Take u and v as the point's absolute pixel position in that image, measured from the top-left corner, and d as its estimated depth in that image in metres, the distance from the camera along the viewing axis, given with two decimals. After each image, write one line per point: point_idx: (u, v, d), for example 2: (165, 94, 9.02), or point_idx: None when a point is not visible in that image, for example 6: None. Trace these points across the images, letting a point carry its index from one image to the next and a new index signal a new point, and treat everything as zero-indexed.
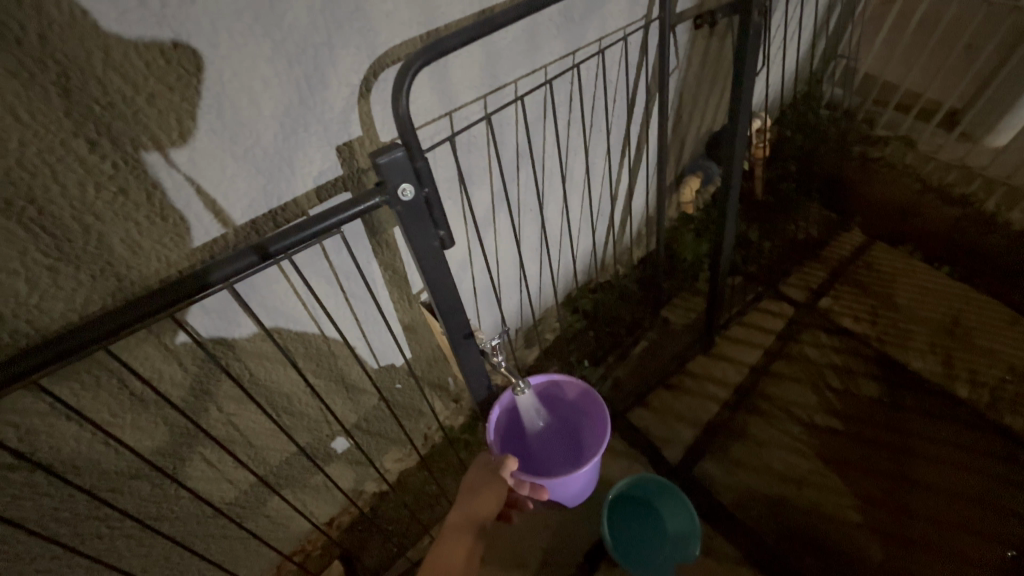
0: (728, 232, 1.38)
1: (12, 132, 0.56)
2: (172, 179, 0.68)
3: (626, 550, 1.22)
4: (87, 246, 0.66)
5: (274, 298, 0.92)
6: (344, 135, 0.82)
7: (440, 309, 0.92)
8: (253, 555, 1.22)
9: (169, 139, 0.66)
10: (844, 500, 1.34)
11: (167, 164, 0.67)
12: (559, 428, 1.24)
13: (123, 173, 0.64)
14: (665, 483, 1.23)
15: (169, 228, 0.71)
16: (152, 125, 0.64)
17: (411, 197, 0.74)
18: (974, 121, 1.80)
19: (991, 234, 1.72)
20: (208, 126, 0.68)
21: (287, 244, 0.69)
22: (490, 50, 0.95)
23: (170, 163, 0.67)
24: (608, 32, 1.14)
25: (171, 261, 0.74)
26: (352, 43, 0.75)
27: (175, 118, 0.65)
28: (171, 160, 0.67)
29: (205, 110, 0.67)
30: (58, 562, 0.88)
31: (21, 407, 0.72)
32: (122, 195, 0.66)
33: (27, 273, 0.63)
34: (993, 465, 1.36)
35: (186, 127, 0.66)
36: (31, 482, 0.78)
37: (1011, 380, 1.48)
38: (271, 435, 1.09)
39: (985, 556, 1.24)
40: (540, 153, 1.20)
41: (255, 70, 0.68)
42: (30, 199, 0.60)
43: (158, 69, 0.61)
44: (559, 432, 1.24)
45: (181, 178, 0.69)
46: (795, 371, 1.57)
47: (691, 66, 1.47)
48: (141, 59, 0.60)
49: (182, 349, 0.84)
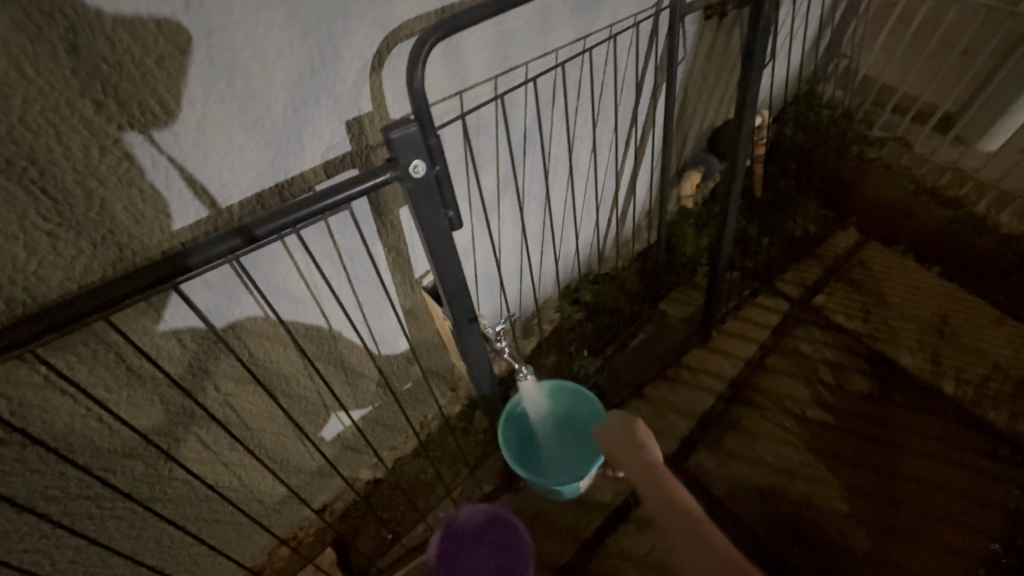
0: (729, 224, 1.38)
1: (17, 88, 0.54)
2: (192, 144, 0.67)
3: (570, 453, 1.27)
4: (89, 213, 0.64)
5: (277, 276, 0.90)
6: (354, 110, 0.80)
7: (446, 290, 0.91)
8: (246, 539, 1.21)
9: (196, 104, 0.65)
10: (833, 491, 1.36)
11: (192, 130, 0.66)
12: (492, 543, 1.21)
13: (150, 135, 0.64)
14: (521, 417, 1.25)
15: (187, 198, 0.70)
16: (185, 88, 0.63)
17: (423, 174, 0.73)
18: (967, 125, 1.82)
19: (982, 237, 1.78)
20: (230, 94, 0.67)
21: (272, 228, 0.66)
22: (504, 31, 0.94)
23: (197, 129, 0.67)
24: (618, 19, 1.13)
25: (175, 232, 0.72)
26: (366, 15, 0.74)
27: (204, 84, 0.64)
28: (191, 127, 0.66)
29: (228, 77, 0.66)
30: (46, 542, 0.86)
31: (15, 378, 0.69)
32: (143, 160, 0.64)
33: (26, 239, 0.61)
34: (978, 459, 1.38)
35: (212, 93, 0.66)
36: (22, 457, 0.75)
37: (996, 377, 1.51)
38: (269, 417, 1.07)
39: (968, 547, 1.26)
40: (547, 137, 1.19)
41: (269, 38, 0.67)
42: (31, 160, 0.58)
43: (190, 29, 0.61)
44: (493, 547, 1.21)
45: (200, 145, 0.68)
46: (789, 365, 1.59)
47: (698, 59, 1.47)
48: (178, 19, 0.59)
49: (181, 327, 0.82)
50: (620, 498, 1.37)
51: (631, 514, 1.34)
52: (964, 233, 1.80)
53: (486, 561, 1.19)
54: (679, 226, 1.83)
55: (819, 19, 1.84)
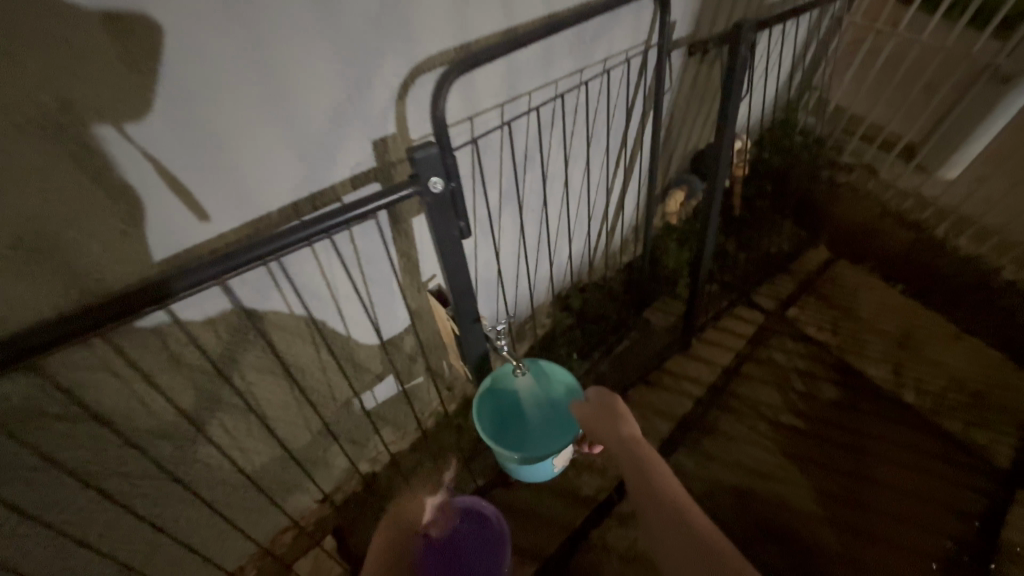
0: (708, 241, 1.51)
1: (114, 111, 0.66)
2: (167, 141, 0.71)
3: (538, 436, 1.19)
4: (156, 215, 0.75)
5: (304, 275, 1.00)
6: (380, 131, 0.92)
7: (455, 292, 1.03)
8: (256, 522, 1.29)
9: (171, 103, 0.69)
10: (802, 490, 1.49)
11: (167, 126, 0.70)
12: (474, 541, 1.31)
13: (177, 144, 0.72)
14: (494, 419, 1.19)
15: (164, 196, 0.75)
16: (160, 86, 0.67)
17: (440, 190, 0.85)
18: (930, 155, 1.98)
19: (941, 259, 1.93)
20: (206, 95, 0.71)
21: (305, 236, 0.78)
22: (512, 66, 1.06)
23: (196, 132, 0.73)
24: (613, 54, 1.26)
25: (144, 233, 0.76)
26: (397, 51, 0.86)
27: (178, 83, 0.68)
28: (183, 126, 0.71)
29: (219, 83, 0.71)
30: (82, 514, 0.94)
31: (77, 358, 0.79)
32: (117, 154, 0.68)
33: (104, 236, 0.73)
34: (936, 464, 1.52)
35: (186, 92, 0.69)
36: (73, 432, 0.84)
37: (952, 389, 1.66)
38: (283, 407, 1.15)
39: (927, 545, 1.39)
40: (546, 158, 1.31)
41: (316, 71, 0.79)
42: (117, 170, 0.69)
43: (242, 63, 0.72)
44: (476, 544, 1.31)
45: (177, 143, 0.72)
46: (764, 372, 1.73)
47: (682, 88, 1.61)
48: (174, 24, 0.64)
49: (218, 318, 0.91)
50: (604, 493, 1.48)
51: (615, 509, 1.45)
52: (924, 256, 1.95)
53: (478, 560, 1.29)
54: (663, 241, 1.95)
55: (793, 55, 1.99)
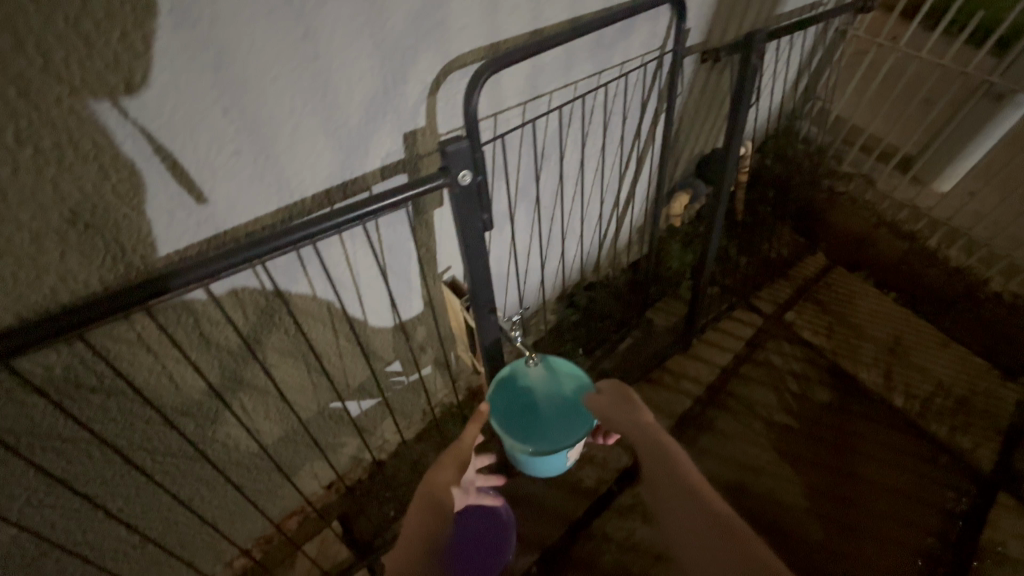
0: (712, 243, 1.55)
1: (170, 97, 0.69)
2: (172, 122, 0.70)
3: (549, 428, 1.14)
4: (200, 198, 0.79)
5: (329, 262, 1.02)
6: (412, 124, 0.95)
7: (474, 282, 1.06)
8: (266, 502, 1.32)
9: (197, 87, 0.70)
10: (793, 487, 1.54)
11: (193, 110, 0.71)
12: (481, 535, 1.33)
13: (224, 129, 0.75)
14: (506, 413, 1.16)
15: (166, 177, 0.74)
16: (187, 70, 0.68)
17: (468, 183, 0.88)
18: (922, 168, 2.04)
19: (932, 268, 2.00)
20: (253, 84, 0.74)
21: (340, 223, 0.81)
22: (536, 66, 1.10)
23: (241, 119, 0.76)
24: (629, 58, 1.30)
25: (148, 215, 0.76)
26: (432, 48, 0.89)
27: (219, 70, 0.70)
28: (229, 112, 0.74)
29: (265, 72, 0.74)
30: (106, 488, 0.97)
31: (116, 334, 0.82)
32: (170, 137, 0.71)
33: (151, 215, 0.76)
34: (922, 465, 1.58)
35: (235, 81, 0.72)
36: (105, 406, 0.87)
37: (939, 395, 1.72)
38: (301, 389, 1.18)
39: (910, 540, 1.45)
40: (561, 156, 1.35)
41: (355, 64, 0.82)
42: (167, 153, 0.72)
43: (288, 54, 0.75)
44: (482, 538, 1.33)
45: (181, 124, 0.71)
46: (761, 374, 1.78)
47: (693, 93, 1.66)
48: (230, 17, 0.68)
49: (248, 299, 0.94)
50: (605, 485, 1.53)
51: (614, 500, 1.49)
52: (917, 263, 2.02)
53: (477, 552, 1.31)
54: (667, 242, 2.00)
55: (797, 65, 2.03)
